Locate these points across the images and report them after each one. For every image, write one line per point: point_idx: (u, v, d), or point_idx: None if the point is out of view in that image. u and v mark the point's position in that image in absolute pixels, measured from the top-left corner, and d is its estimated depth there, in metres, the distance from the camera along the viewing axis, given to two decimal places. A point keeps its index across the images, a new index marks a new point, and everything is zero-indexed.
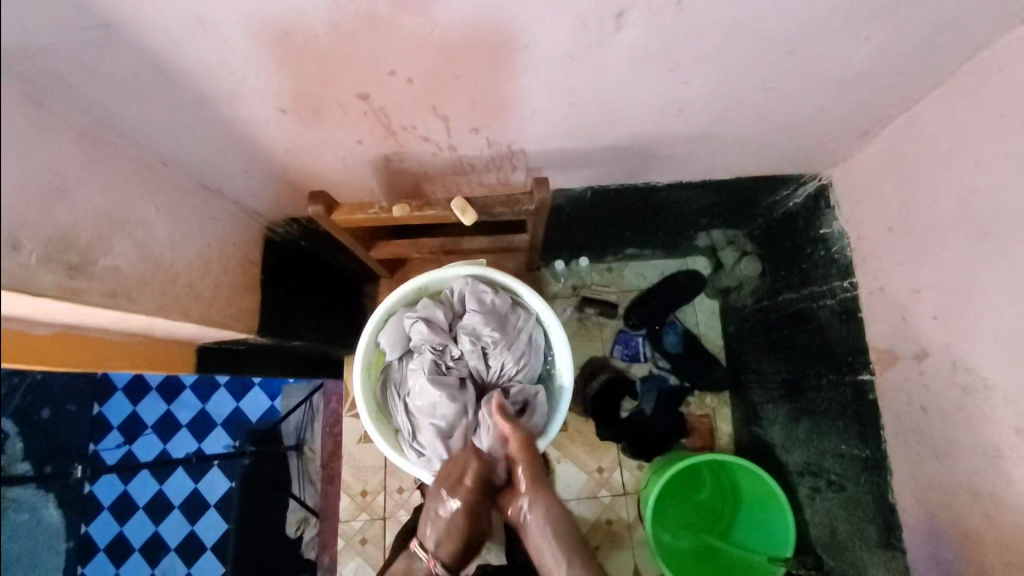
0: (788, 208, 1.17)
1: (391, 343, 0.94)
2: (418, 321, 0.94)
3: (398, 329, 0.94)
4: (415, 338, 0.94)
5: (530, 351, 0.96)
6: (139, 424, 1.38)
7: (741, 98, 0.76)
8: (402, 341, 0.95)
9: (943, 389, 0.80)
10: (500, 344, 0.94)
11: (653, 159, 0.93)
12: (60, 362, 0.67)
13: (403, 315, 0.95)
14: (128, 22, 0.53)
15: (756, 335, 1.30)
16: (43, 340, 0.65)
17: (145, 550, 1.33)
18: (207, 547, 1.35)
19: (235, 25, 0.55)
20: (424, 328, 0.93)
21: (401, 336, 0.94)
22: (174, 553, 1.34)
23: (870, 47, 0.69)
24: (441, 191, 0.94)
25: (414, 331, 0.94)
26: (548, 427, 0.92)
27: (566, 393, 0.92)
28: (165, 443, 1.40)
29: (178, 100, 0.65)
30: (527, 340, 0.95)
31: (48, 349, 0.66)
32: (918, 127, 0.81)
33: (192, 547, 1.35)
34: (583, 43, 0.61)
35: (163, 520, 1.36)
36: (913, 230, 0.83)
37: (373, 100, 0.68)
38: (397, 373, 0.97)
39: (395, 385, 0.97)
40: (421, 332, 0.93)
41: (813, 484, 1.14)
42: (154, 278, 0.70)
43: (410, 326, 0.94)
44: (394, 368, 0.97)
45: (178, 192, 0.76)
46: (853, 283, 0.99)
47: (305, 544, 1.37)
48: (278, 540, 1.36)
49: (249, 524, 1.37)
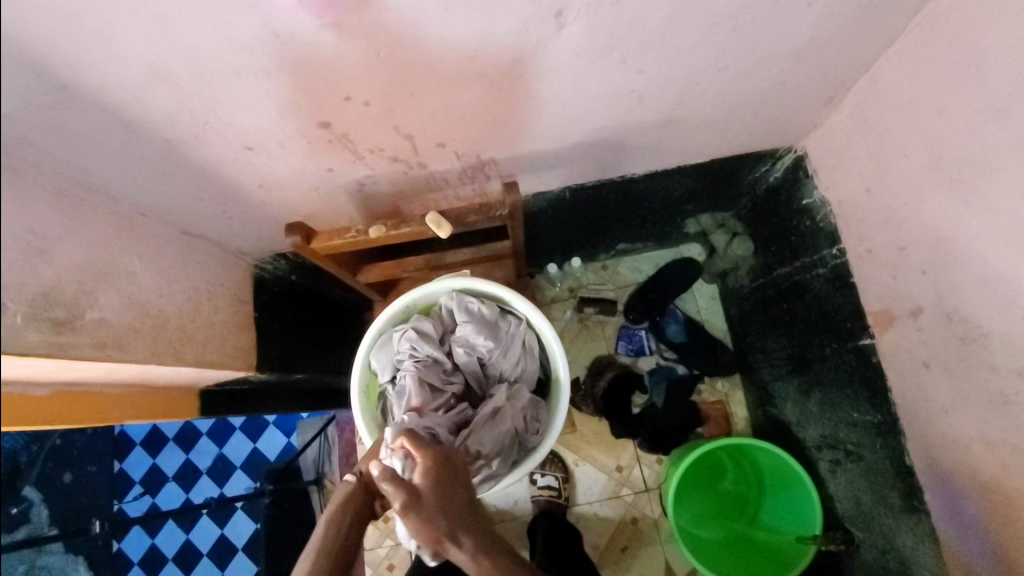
0: (769, 184, 1.17)
1: (381, 362, 0.94)
2: (406, 336, 0.95)
3: (387, 349, 0.95)
4: (403, 355, 0.94)
5: (526, 356, 0.97)
6: (161, 476, 1.40)
7: (697, 79, 0.76)
8: (391, 361, 0.94)
9: (944, 342, 0.79)
10: (495, 352, 0.95)
11: (623, 152, 0.94)
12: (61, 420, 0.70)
13: (390, 334, 0.96)
14: (83, 83, 0.54)
15: (755, 314, 1.29)
16: (42, 399, 0.67)
17: None
18: None
19: (187, 71, 0.56)
20: (414, 341, 0.94)
21: (391, 354, 0.94)
22: None
23: (816, 13, 0.69)
24: (421, 209, 0.96)
25: (403, 348, 0.94)
26: (546, 432, 0.93)
27: (564, 394, 0.93)
28: (187, 491, 1.43)
29: (145, 149, 0.66)
30: (521, 344, 0.96)
31: (50, 408, 0.68)
32: (881, 86, 0.81)
33: None
34: (530, 45, 0.62)
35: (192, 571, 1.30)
36: (889, 189, 0.84)
37: (335, 127, 0.69)
38: (389, 398, 0.95)
39: (389, 411, 0.94)
40: (410, 346, 0.94)
41: (832, 457, 1.11)
42: (144, 325, 0.72)
43: (399, 343, 0.95)
44: (386, 393, 0.95)
45: (160, 241, 0.78)
46: (841, 249, 1.00)
47: None
48: None
49: (274, 568, 1.33)
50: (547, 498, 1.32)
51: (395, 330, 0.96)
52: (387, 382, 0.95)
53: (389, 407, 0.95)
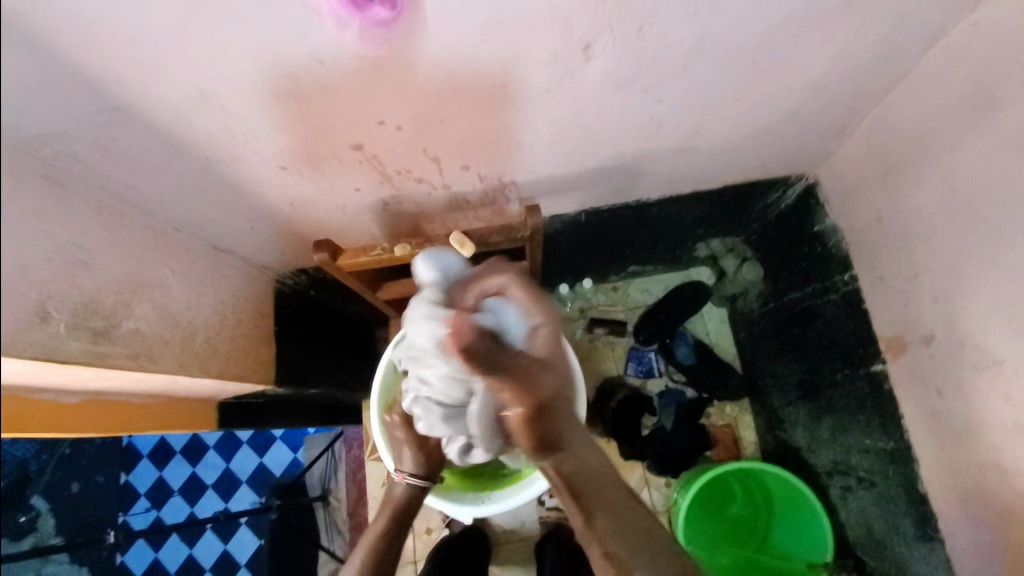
0: (780, 210, 1.19)
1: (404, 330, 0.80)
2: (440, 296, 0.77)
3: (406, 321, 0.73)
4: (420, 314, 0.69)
5: None
6: (166, 489, 1.41)
7: (714, 109, 0.79)
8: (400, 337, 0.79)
9: (956, 370, 0.80)
10: None
11: (639, 177, 0.97)
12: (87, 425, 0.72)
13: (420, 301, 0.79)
14: (136, 103, 0.57)
15: (765, 338, 1.30)
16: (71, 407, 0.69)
17: None
18: None
19: (234, 95, 0.59)
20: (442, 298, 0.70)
21: (414, 313, 0.70)
22: None
23: (832, 47, 0.71)
24: (441, 228, 0.98)
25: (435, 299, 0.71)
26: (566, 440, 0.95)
27: None
28: (192, 505, 1.42)
29: (185, 167, 0.69)
30: None
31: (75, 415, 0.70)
32: (893, 118, 0.83)
33: None
34: (557, 76, 0.65)
35: None
36: (901, 218, 0.86)
37: (366, 149, 0.72)
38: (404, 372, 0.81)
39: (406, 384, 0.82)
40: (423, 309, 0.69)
41: (844, 483, 1.12)
42: (174, 335, 0.74)
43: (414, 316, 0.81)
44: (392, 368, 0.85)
45: (190, 255, 0.81)
46: (853, 275, 1.03)
47: None
48: None
49: None
50: (556, 520, 1.31)
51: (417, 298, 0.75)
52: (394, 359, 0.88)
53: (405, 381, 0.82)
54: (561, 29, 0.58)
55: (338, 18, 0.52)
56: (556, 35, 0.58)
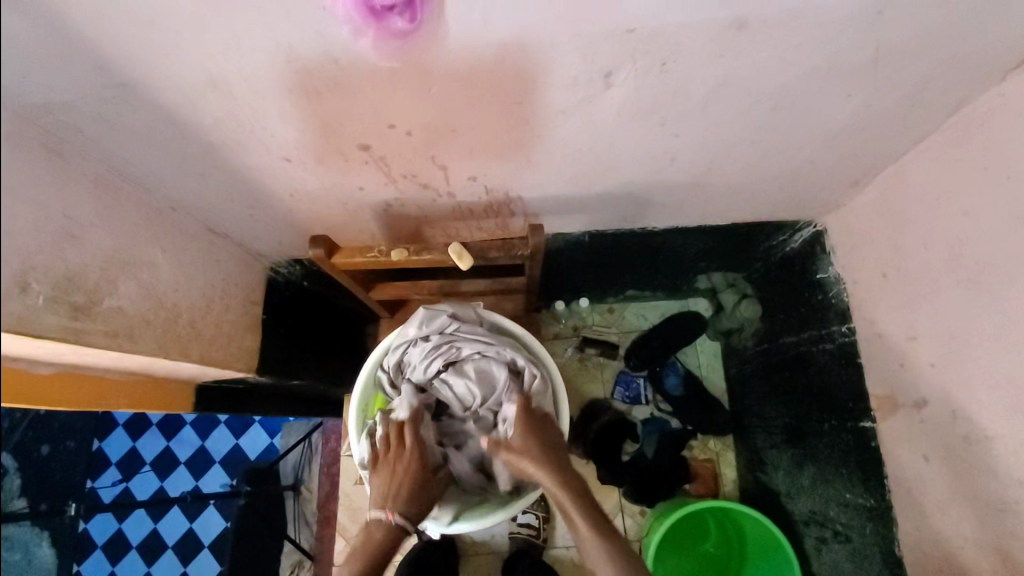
0: (785, 253, 1.18)
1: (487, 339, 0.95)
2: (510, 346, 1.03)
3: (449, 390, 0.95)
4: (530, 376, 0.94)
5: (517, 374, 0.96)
6: (137, 461, 1.40)
7: (729, 150, 0.78)
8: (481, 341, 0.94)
9: (945, 439, 0.79)
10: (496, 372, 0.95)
11: (647, 207, 0.96)
12: (63, 398, 0.70)
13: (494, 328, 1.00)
14: (143, 84, 0.56)
15: (756, 377, 1.32)
16: (45, 377, 0.67)
17: None
18: None
19: (243, 84, 0.58)
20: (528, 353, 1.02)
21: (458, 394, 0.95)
22: None
23: (854, 103, 0.69)
24: (441, 235, 0.97)
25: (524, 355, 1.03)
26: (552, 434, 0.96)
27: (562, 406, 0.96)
28: (162, 480, 1.44)
29: (187, 151, 0.68)
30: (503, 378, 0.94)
31: (48, 386, 0.67)
32: (906, 178, 0.82)
33: None
34: (576, 100, 0.64)
35: (154, 562, 1.35)
36: (905, 277, 0.84)
37: (374, 150, 0.71)
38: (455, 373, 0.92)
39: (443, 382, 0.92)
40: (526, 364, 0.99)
41: (819, 534, 1.11)
42: (156, 316, 0.73)
43: (466, 312, 0.97)
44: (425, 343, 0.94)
45: (184, 237, 0.80)
46: (852, 328, 0.99)
47: None
48: None
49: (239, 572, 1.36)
50: (525, 537, 1.28)
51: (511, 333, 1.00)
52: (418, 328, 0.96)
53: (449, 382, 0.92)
54: (583, 55, 0.56)
55: (355, 25, 0.51)
56: (577, 61, 0.57)
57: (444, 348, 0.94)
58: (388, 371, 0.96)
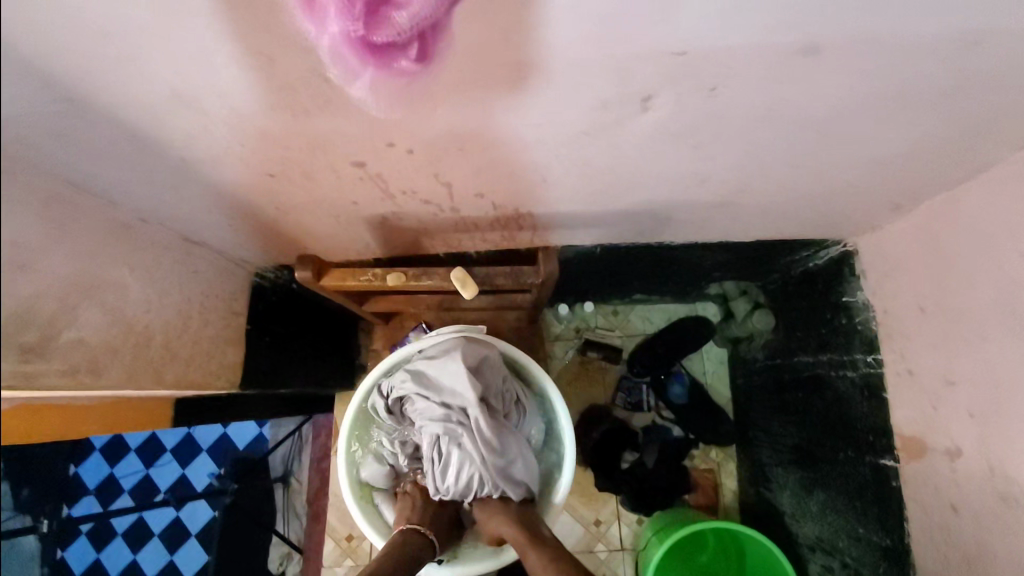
0: (807, 269, 1.11)
1: (495, 447, 0.85)
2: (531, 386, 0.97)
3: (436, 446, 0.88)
4: (529, 466, 0.89)
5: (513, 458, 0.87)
6: (122, 447, 1.17)
7: (769, 172, 0.70)
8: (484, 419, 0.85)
9: (979, 492, 0.74)
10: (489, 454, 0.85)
11: (668, 223, 0.88)
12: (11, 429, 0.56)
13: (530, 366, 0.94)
14: (95, 97, 0.47)
15: (765, 392, 1.28)
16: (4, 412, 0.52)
17: None
18: None
19: (216, 99, 0.49)
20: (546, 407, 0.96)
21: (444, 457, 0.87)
22: None
23: (915, 132, 0.61)
24: (442, 246, 0.89)
25: (539, 399, 0.97)
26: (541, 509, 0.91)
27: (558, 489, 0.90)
28: (148, 467, 1.22)
29: (157, 163, 0.59)
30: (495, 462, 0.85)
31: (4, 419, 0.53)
32: (957, 209, 0.74)
33: None
34: (602, 122, 0.55)
35: (141, 548, 1.20)
36: (946, 316, 0.78)
37: (369, 166, 0.62)
38: (451, 456, 0.87)
39: (434, 459, 0.88)
40: (533, 433, 0.95)
41: (825, 562, 1.06)
42: (125, 344, 0.65)
43: (491, 362, 0.89)
44: (435, 405, 0.87)
45: (156, 251, 0.72)
46: (877, 359, 0.93)
47: None
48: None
49: (229, 563, 1.26)
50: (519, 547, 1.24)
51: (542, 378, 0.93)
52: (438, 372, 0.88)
53: (440, 462, 0.88)
54: (616, 77, 0.48)
55: (345, 66, 0.44)
56: (610, 82, 0.49)
57: (448, 418, 0.86)
58: (390, 399, 0.90)
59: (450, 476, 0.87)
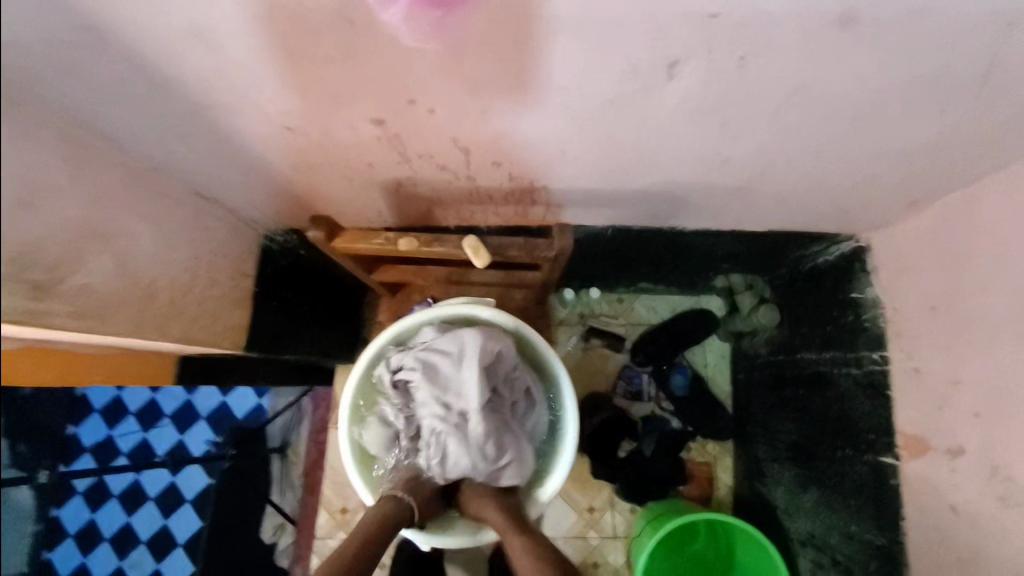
0: (816, 264, 1.10)
1: (489, 450, 0.85)
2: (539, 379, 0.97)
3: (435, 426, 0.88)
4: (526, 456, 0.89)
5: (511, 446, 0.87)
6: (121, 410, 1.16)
7: (791, 157, 0.69)
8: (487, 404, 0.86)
9: (978, 493, 0.74)
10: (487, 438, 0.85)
11: (683, 206, 0.87)
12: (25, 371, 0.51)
13: (552, 371, 0.94)
14: (117, 27, 0.47)
15: (766, 386, 1.27)
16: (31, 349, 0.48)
17: (116, 540, 1.14)
18: (179, 542, 1.19)
19: (239, 40, 0.48)
20: (555, 420, 0.96)
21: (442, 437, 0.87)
22: (144, 547, 1.17)
23: (942, 122, 0.60)
24: (454, 217, 0.88)
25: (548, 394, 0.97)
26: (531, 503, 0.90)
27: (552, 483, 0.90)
28: (143, 433, 1.21)
29: (174, 109, 0.59)
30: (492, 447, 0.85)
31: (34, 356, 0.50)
32: (977, 208, 0.73)
33: (165, 539, 1.18)
34: (628, 90, 0.54)
35: (136, 511, 1.19)
36: (956, 315, 0.77)
37: (389, 125, 0.62)
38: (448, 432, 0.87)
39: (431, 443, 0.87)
40: (535, 424, 0.95)
41: (815, 558, 1.06)
42: (132, 294, 0.65)
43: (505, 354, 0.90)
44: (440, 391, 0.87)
45: (167, 201, 0.72)
46: (885, 356, 0.92)
47: (279, 552, 1.28)
48: (251, 542, 1.25)
49: (224, 523, 1.23)
50: None
51: (562, 389, 0.93)
52: (450, 358, 0.88)
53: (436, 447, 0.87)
54: (651, 39, 0.47)
55: None
56: (644, 45, 0.48)
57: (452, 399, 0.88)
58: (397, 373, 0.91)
59: (441, 466, 0.87)
